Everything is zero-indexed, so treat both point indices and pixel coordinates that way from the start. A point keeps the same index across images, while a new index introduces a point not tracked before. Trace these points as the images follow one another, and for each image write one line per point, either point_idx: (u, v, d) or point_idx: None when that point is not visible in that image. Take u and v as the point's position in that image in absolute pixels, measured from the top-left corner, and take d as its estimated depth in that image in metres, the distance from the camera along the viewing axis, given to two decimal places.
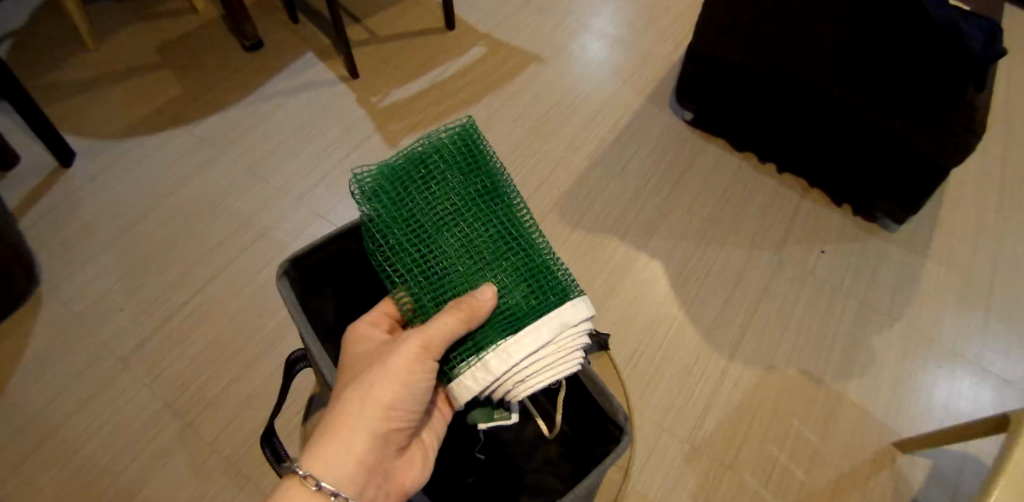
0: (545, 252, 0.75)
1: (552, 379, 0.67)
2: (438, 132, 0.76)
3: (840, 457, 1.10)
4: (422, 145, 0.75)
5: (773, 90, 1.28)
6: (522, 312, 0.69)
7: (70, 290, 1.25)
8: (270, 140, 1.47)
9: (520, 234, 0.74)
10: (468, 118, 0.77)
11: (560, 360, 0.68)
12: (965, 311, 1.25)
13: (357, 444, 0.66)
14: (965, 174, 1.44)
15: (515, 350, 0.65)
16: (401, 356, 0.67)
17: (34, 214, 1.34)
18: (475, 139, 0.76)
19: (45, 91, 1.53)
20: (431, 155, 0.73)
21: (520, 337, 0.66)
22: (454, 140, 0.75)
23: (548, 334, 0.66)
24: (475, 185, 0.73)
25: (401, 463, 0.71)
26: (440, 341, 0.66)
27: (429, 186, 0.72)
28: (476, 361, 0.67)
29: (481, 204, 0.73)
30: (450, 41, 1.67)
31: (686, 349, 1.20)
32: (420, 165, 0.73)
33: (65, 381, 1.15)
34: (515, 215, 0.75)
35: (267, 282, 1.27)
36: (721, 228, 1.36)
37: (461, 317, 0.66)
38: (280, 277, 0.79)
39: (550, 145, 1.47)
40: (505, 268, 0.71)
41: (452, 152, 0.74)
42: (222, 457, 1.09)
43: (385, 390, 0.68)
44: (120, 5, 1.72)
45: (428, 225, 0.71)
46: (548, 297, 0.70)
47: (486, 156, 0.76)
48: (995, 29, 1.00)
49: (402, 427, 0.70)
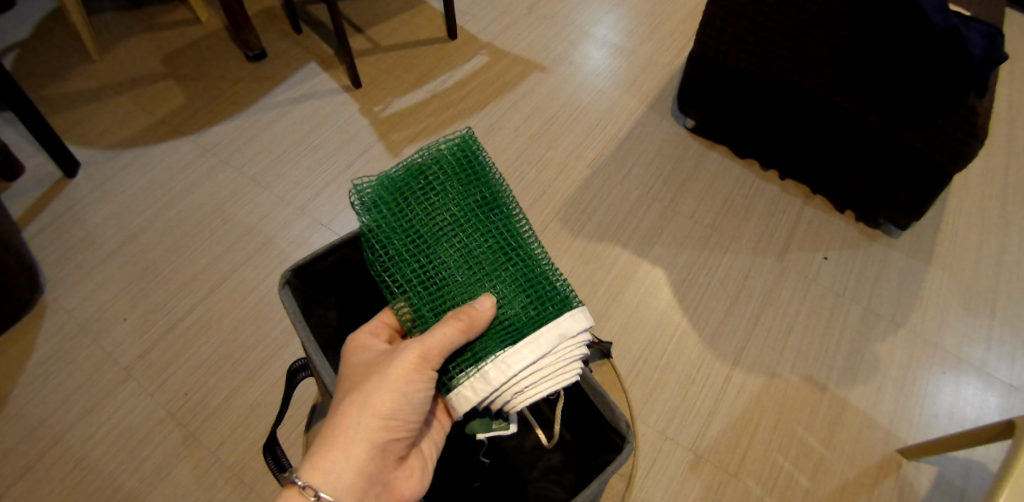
0: (545, 263, 0.75)
1: (551, 390, 0.67)
2: (437, 143, 0.76)
3: (845, 464, 1.10)
4: (422, 156, 0.75)
5: (773, 99, 1.29)
6: (521, 323, 0.69)
7: (74, 300, 1.25)
8: (272, 149, 1.48)
9: (520, 245, 0.74)
10: (468, 129, 0.78)
11: (559, 371, 0.68)
12: (969, 318, 1.24)
13: (355, 455, 0.66)
14: (967, 179, 1.44)
15: (515, 362, 0.65)
16: (399, 365, 0.67)
17: (37, 224, 1.35)
18: (476, 149, 0.76)
19: (48, 102, 1.54)
20: (431, 166, 0.74)
21: (519, 348, 0.66)
22: (455, 151, 0.75)
23: (547, 345, 0.66)
24: (474, 195, 0.74)
25: (402, 472, 0.71)
26: (440, 350, 0.66)
27: (429, 197, 0.73)
28: (475, 372, 0.67)
29: (481, 214, 0.73)
30: (452, 50, 1.67)
31: (689, 357, 1.20)
32: (420, 176, 0.73)
33: (67, 391, 1.15)
34: (515, 227, 0.75)
35: (270, 290, 1.27)
36: (723, 235, 1.36)
37: (460, 327, 0.66)
38: (281, 286, 0.81)
39: (551, 153, 1.48)
40: (505, 278, 0.71)
41: (453, 162, 0.74)
42: (224, 466, 1.08)
43: (384, 399, 0.68)
44: (125, 16, 1.73)
45: (428, 236, 0.71)
46: (547, 309, 0.70)
47: (487, 167, 0.76)
48: (995, 34, 1.00)
49: (402, 437, 0.70)
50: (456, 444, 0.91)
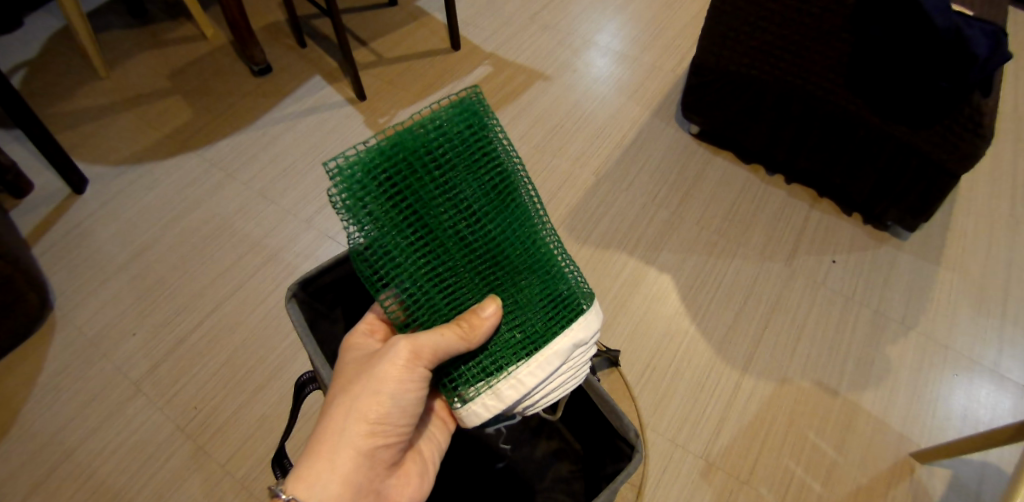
0: (553, 241, 0.74)
1: (562, 395, 0.71)
2: (432, 110, 0.67)
3: (857, 470, 1.09)
4: (426, 126, 0.66)
5: (779, 104, 1.29)
6: (533, 329, 0.69)
7: (82, 315, 1.26)
8: (278, 163, 1.48)
9: (531, 229, 0.71)
10: (474, 91, 0.69)
11: (569, 377, 0.70)
12: (981, 318, 1.24)
13: (341, 464, 0.66)
14: (975, 180, 1.43)
15: (529, 379, 0.66)
16: (387, 367, 0.66)
17: (46, 240, 1.36)
18: (478, 118, 0.68)
19: (57, 119, 1.55)
20: (439, 143, 0.66)
21: (534, 365, 0.67)
22: (456, 123, 0.67)
23: (560, 358, 0.67)
24: (489, 178, 0.68)
25: (395, 481, 0.71)
26: (434, 350, 0.65)
27: (441, 183, 0.66)
28: (487, 387, 0.67)
29: (488, 198, 0.68)
30: (457, 61, 1.68)
31: (697, 364, 1.20)
32: (428, 155, 0.65)
33: (77, 406, 1.15)
34: (527, 210, 0.71)
35: (276, 304, 1.27)
36: (731, 240, 1.35)
37: (461, 333, 0.65)
38: (290, 300, 0.82)
39: (557, 161, 1.48)
40: (515, 266, 0.70)
41: (455, 140, 0.66)
42: (233, 478, 1.08)
43: (371, 403, 0.68)
44: (131, 32, 1.75)
45: (433, 229, 0.66)
46: (558, 310, 0.70)
47: (491, 140, 0.69)
48: (999, 33, 1.00)
49: (392, 443, 0.70)
50: (461, 447, 0.92)
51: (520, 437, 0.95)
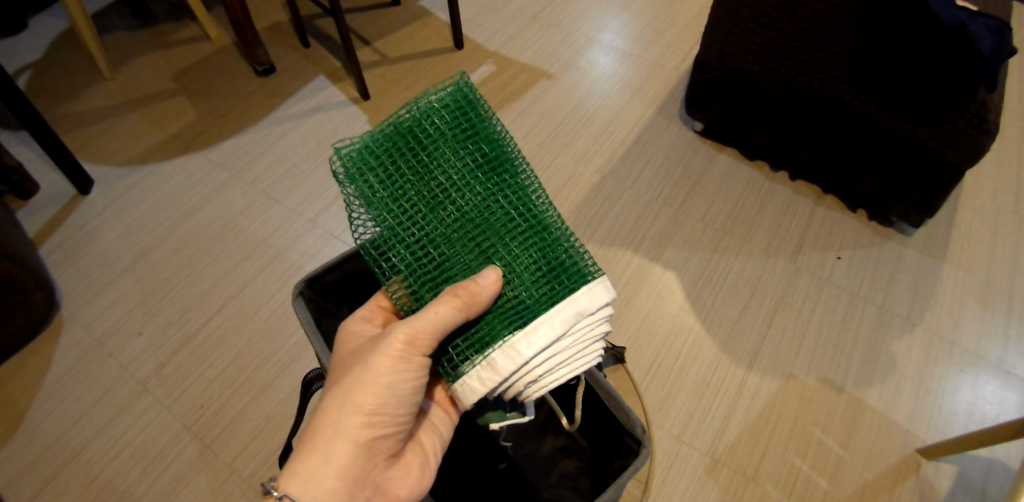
0: (552, 218, 0.73)
1: (570, 374, 0.65)
2: (422, 97, 0.70)
3: (864, 466, 1.09)
4: (414, 111, 0.69)
5: (781, 100, 1.29)
6: (531, 302, 0.66)
7: (88, 315, 1.27)
8: (283, 162, 1.49)
9: (525, 204, 0.70)
10: (462, 76, 0.72)
11: (575, 353, 0.65)
12: (987, 314, 1.23)
13: (337, 458, 0.66)
14: (981, 176, 1.43)
15: (524, 347, 0.62)
16: (382, 355, 0.67)
17: (52, 241, 1.37)
18: (466, 100, 0.71)
19: (62, 120, 1.56)
20: (425, 124, 0.69)
21: (529, 334, 0.63)
22: (443, 105, 0.70)
23: (560, 326, 0.63)
24: (477, 154, 0.69)
25: (395, 472, 0.71)
26: (429, 334, 0.65)
27: (430, 160, 0.68)
28: (482, 360, 0.64)
29: (481, 171, 0.69)
30: (460, 60, 1.68)
31: (703, 362, 1.20)
32: (415, 137, 0.69)
33: (85, 406, 1.16)
34: (520, 187, 0.71)
35: (282, 303, 1.28)
36: (736, 237, 1.35)
37: (458, 304, 0.63)
38: (296, 297, 0.83)
39: (561, 159, 1.48)
40: (508, 239, 0.68)
41: (445, 119, 0.69)
42: (240, 478, 1.09)
43: (367, 394, 0.68)
44: (135, 34, 1.76)
45: (422, 205, 0.68)
46: (559, 282, 0.67)
47: (485, 121, 0.71)
48: (1004, 28, 1.00)
49: (390, 434, 0.70)
50: (465, 439, 0.93)
51: (526, 434, 0.96)
